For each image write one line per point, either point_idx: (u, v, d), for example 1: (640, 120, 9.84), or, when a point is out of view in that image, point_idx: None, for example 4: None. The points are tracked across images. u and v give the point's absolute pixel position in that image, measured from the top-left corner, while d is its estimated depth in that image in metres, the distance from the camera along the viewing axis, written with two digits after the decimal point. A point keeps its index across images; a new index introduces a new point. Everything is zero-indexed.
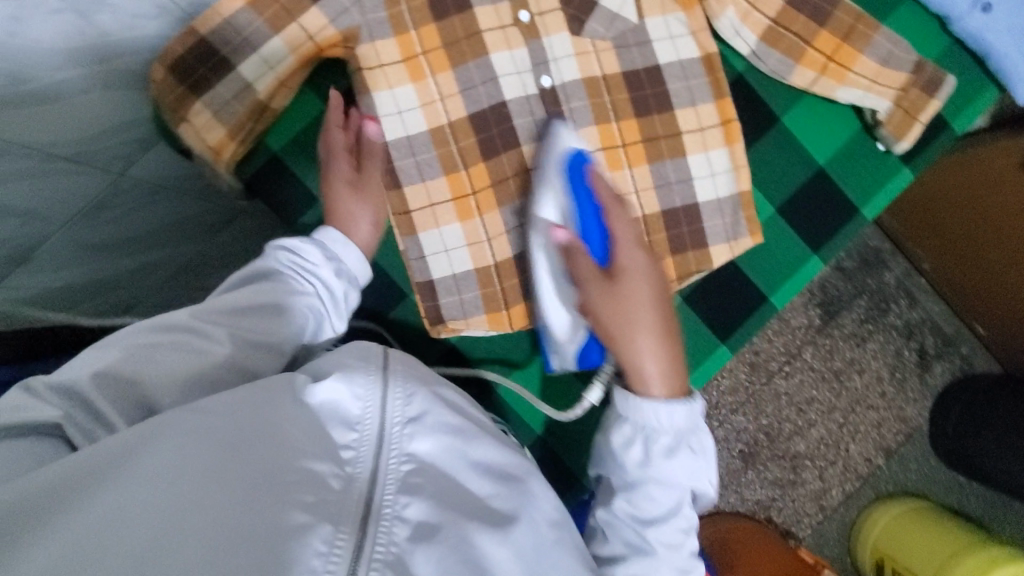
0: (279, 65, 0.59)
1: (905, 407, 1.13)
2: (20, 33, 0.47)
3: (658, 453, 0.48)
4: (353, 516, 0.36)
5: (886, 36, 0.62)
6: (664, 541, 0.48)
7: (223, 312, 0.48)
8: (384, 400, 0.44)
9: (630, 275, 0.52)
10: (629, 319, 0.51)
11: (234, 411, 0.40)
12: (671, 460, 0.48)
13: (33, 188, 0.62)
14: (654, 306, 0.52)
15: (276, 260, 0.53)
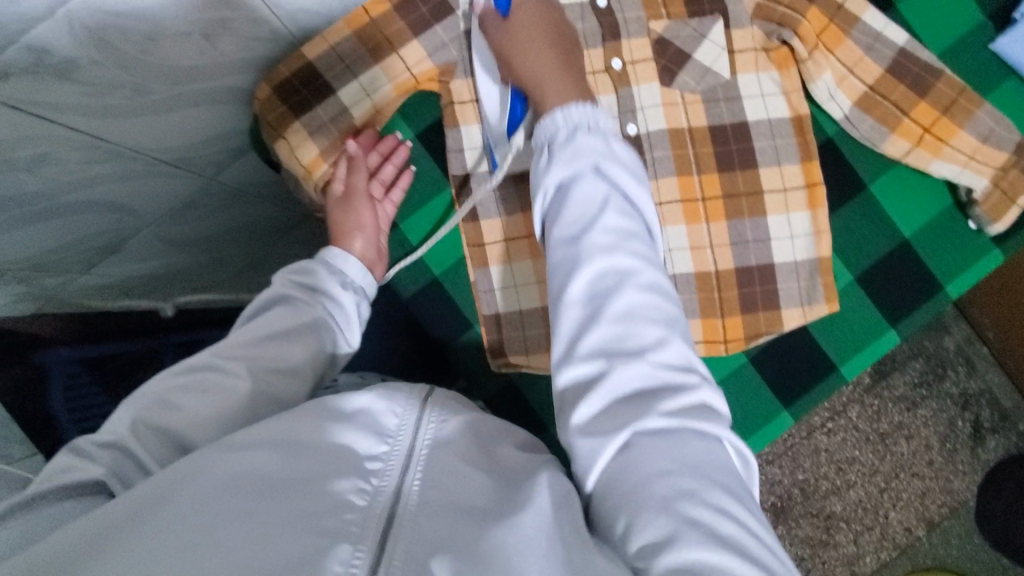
0: (377, 93, 0.62)
1: (952, 480, 1.07)
2: (153, 51, 0.51)
3: (625, 349, 0.39)
4: (374, 534, 0.33)
5: (988, 113, 0.61)
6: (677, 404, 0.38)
7: (241, 345, 0.47)
8: (421, 420, 0.40)
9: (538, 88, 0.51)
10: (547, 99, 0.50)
11: (266, 424, 0.38)
12: (637, 348, 0.39)
13: (134, 187, 0.65)
14: (549, 48, 0.53)
15: (282, 281, 0.52)
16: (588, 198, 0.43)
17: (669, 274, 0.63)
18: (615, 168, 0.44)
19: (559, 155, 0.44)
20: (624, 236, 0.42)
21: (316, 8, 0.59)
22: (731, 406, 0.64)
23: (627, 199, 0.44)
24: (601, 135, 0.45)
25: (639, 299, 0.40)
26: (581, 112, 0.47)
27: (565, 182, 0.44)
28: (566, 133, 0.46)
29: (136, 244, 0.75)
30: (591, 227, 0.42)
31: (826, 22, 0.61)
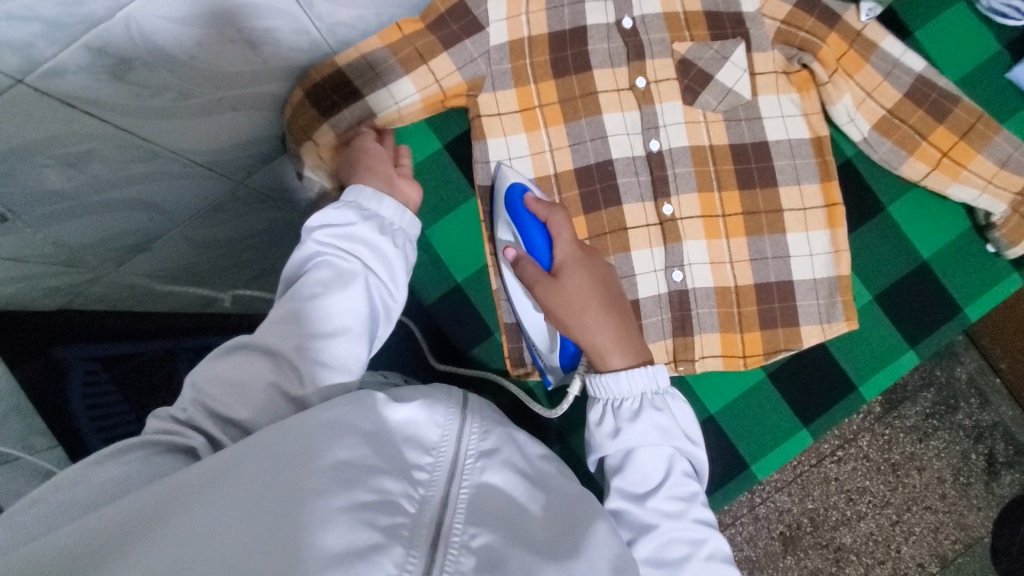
0: (405, 102, 0.64)
1: (967, 514, 1.06)
2: (199, 57, 0.53)
3: (625, 417, 0.49)
4: (425, 539, 0.34)
5: (1006, 139, 0.62)
6: (664, 510, 0.47)
7: (297, 310, 0.45)
8: (461, 432, 0.44)
9: (570, 270, 0.53)
10: (578, 306, 0.52)
11: (311, 414, 0.40)
12: (637, 421, 0.48)
13: (166, 188, 0.67)
14: (597, 293, 0.53)
15: (311, 239, 0.49)
16: (652, 471, 0.48)
17: (689, 288, 0.64)
18: (675, 405, 0.50)
19: (626, 434, 0.48)
20: (674, 475, 0.48)
21: (353, 22, 0.62)
22: (749, 421, 0.64)
23: (689, 465, 0.50)
24: (665, 411, 0.49)
25: (640, 385, 0.49)
26: (644, 378, 0.50)
27: (629, 451, 0.48)
28: (633, 406, 0.49)
29: (165, 244, 0.76)
30: (655, 495, 0.47)
31: (846, 47, 0.62)
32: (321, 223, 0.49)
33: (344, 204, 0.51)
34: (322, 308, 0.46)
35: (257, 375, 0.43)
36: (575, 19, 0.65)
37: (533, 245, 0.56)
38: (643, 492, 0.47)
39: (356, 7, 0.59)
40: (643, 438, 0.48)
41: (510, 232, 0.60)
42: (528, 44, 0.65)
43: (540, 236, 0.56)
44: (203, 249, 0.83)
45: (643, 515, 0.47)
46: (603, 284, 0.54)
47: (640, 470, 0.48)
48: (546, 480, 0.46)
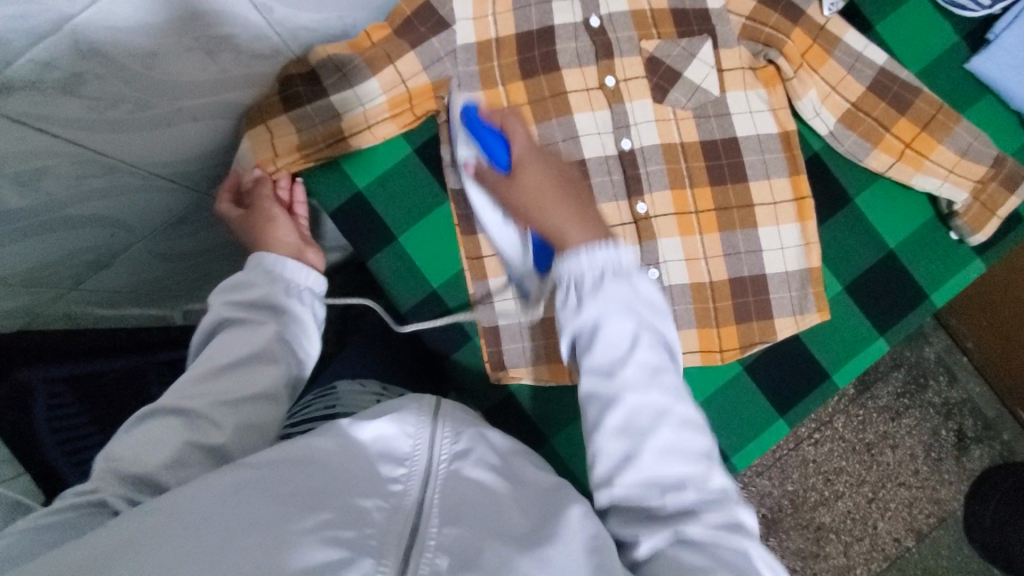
0: (371, 102, 0.63)
1: (939, 489, 1.09)
2: (155, 66, 0.51)
3: (586, 295, 0.45)
4: (395, 548, 0.34)
5: (966, 129, 0.63)
6: (636, 399, 0.43)
7: (203, 376, 0.48)
8: (433, 438, 0.44)
9: (526, 163, 0.52)
10: (538, 194, 0.51)
11: (284, 444, 0.40)
12: (598, 296, 0.44)
13: (127, 202, 0.65)
14: (552, 182, 0.51)
15: (222, 303, 0.53)
16: (619, 340, 0.45)
17: (665, 285, 0.64)
18: (639, 280, 0.46)
19: (589, 308, 0.44)
20: (641, 331, 0.45)
21: (317, 26, 0.60)
22: (727, 415, 0.65)
23: (658, 338, 0.46)
24: (625, 277, 0.45)
25: (597, 263, 0.45)
26: (606, 256, 0.45)
27: (597, 325, 0.45)
28: (594, 280, 0.45)
29: (130, 256, 0.75)
30: (621, 364, 0.44)
31: (809, 43, 0.64)
32: (230, 288, 0.54)
33: (254, 269, 0.55)
34: (227, 373, 0.49)
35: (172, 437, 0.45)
36: (542, 19, 0.64)
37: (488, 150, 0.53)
38: (612, 368, 0.44)
39: (318, 11, 0.58)
40: (608, 311, 0.44)
41: (470, 147, 0.58)
42: (496, 46, 0.64)
43: (495, 140, 0.53)
44: (170, 260, 0.82)
45: (609, 390, 0.44)
46: (565, 199, 0.51)
47: (605, 343, 0.45)
48: (522, 472, 0.46)
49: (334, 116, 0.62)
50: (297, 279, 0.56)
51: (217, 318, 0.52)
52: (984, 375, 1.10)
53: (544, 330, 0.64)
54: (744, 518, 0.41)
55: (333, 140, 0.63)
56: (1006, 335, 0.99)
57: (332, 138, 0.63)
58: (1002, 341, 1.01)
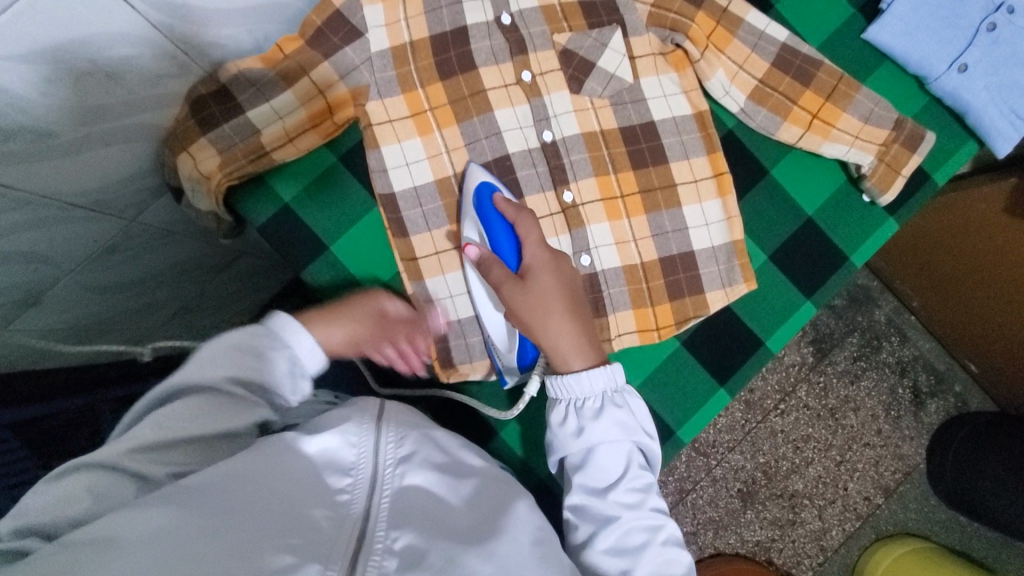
0: (289, 115, 0.62)
1: (901, 445, 1.13)
2: (54, 94, 0.50)
3: (588, 418, 0.53)
4: (343, 552, 0.36)
5: (867, 95, 0.66)
6: (623, 502, 0.52)
7: (161, 443, 0.45)
8: (378, 445, 0.47)
9: (535, 270, 0.56)
10: (544, 310, 0.55)
11: (226, 463, 0.42)
12: (599, 421, 0.53)
13: (48, 235, 0.64)
14: (559, 291, 0.56)
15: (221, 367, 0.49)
16: (610, 465, 0.53)
17: (598, 270, 0.66)
18: (633, 401, 0.55)
19: (591, 432, 0.52)
20: (632, 443, 0.53)
21: (224, 41, 0.60)
22: (671, 390, 0.67)
23: (644, 459, 0.55)
24: (628, 414, 0.54)
25: (598, 387, 0.54)
26: (604, 378, 0.54)
27: (590, 449, 0.53)
28: (595, 405, 0.54)
29: (60, 291, 0.74)
30: (607, 489, 0.52)
31: (714, 25, 0.66)
32: (235, 354, 0.50)
33: (267, 340, 0.51)
34: (211, 442, 0.47)
35: (127, 492, 0.42)
36: (454, 20, 0.65)
37: (498, 244, 0.59)
38: (602, 486, 0.52)
39: (222, 26, 0.58)
40: (604, 435, 0.52)
41: (476, 231, 0.62)
42: (410, 50, 0.65)
43: (505, 236, 0.59)
44: (105, 292, 0.80)
45: (602, 507, 0.52)
46: (557, 282, 0.56)
47: (599, 464, 0.52)
48: (471, 472, 0.50)
49: (253, 132, 0.62)
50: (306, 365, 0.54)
51: (216, 384, 0.48)
52: (930, 330, 1.15)
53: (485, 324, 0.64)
54: (681, 554, 0.52)
55: (254, 156, 0.63)
56: (948, 293, 1.03)
57: (254, 152, 0.62)
58: (942, 299, 1.05)
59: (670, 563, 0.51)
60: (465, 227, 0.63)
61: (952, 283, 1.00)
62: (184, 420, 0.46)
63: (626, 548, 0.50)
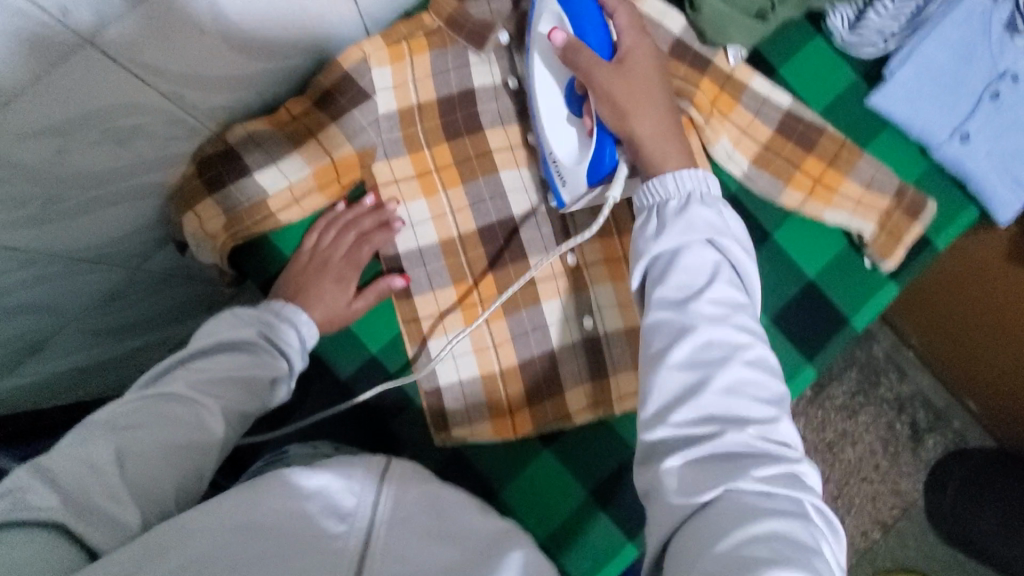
0: (296, 176, 0.64)
1: (899, 480, 1.13)
2: (64, 164, 0.51)
3: (670, 215, 0.51)
4: None
5: (868, 162, 0.67)
6: (707, 316, 0.46)
7: (172, 393, 0.50)
8: (376, 508, 0.42)
9: (632, 58, 0.57)
10: (633, 100, 0.55)
11: (218, 517, 0.39)
12: (682, 215, 0.50)
13: (54, 289, 0.64)
14: (654, 92, 0.56)
15: (232, 327, 0.56)
16: (696, 268, 0.48)
17: (601, 331, 0.65)
18: (727, 216, 0.51)
19: (671, 229, 0.50)
20: (733, 309, 0.47)
21: (235, 104, 0.61)
22: None
23: (739, 282, 0.49)
24: (714, 208, 0.51)
25: (694, 203, 0.50)
26: (692, 180, 0.52)
27: (676, 250, 0.49)
28: (679, 204, 0.51)
29: (62, 340, 0.74)
30: (697, 296, 0.47)
31: (718, 91, 0.68)
32: (248, 319, 0.57)
33: (272, 312, 0.59)
34: (225, 391, 0.52)
35: (148, 435, 0.47)
36: (462, 82, 0.67)
37: (588, 30, 0.57)
38: (687, 296, 0.48)
39: (232, 90, 0.59)
40: (689, 235, 0.49)
41: (552, 23, 0.60)
42: (418, 111, 0.66)
43: (598, 21, 0.57)
44: (107, 337, 0.80)
45: (680, 319, 0.47)
46: (667, 118, 0.56)
47: (685, 261, 0.48)
48: (470, 530, 0.44)
49: (262, 192, 0.63)
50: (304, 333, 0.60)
51: (229, 342, 0.54)
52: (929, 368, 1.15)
53: (486, 385, 0.64)
54: (801, 462, 0.43)
55: (263, 215, 0.63)
56: (948, 334, 1.03)
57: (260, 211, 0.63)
58: (942, 339, 1.06)
59: (787, 478, 0.42)
60: (539, 18, 0.61)
61: (951, 325, 1.01)
62: (201, 375, 0.52)
63: (734, 455, 0.42)
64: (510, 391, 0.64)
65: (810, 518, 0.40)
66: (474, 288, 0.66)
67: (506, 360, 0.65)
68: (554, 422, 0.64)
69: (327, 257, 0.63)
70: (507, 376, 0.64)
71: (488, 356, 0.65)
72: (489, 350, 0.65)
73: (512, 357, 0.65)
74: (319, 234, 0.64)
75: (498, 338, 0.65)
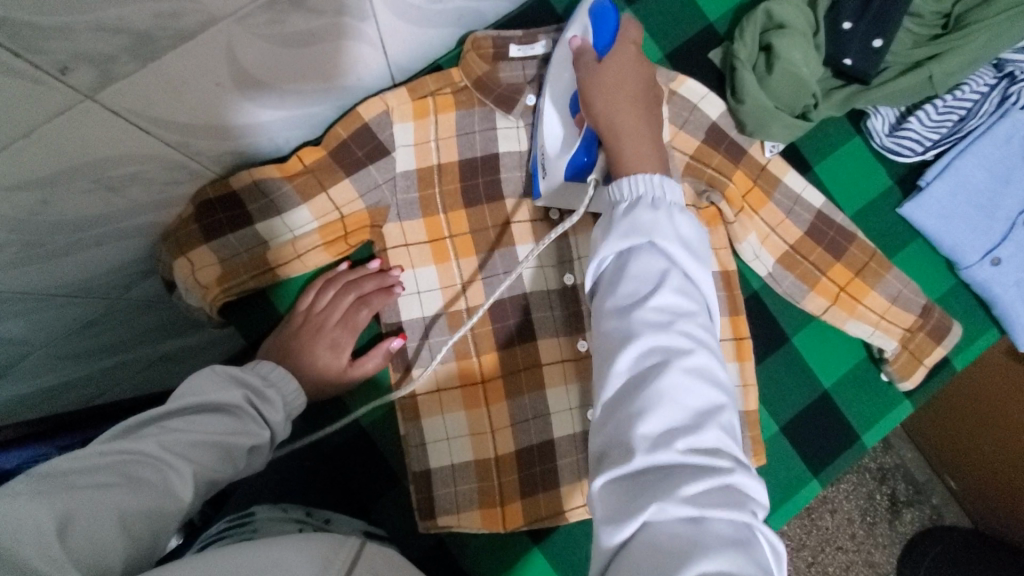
0: (301, 230, 0.60)
1: (873, 553, 1.01)
2: (48, 210, 0.47)
3: (619, 215, 0.41)
4: None
5: (897, 276, 0.65)
6: (659, 312, 0.37)
7: (133, 457, 0.40)
8: None
9: (623, 64, 0.49)
10: (610, 118, 0.47)
11: None
12: (631, 214, 0.40)
13: (25, 321, 0.60)
14: (638, 114, 0.47)
15: (212, 382, 0.47)
16: (646, 276, 0.39)
17: None
18: (681, 214, 0.41)
19: (617, 231, 0.40)
20: (679, 316, 0.38)
21: (243, 149, 0.57)
22: None
23: (692, 284, 0.39)
24: (666, 210, 0.40)
25: (647, 200, 0.41)
26: (646, 181, 0.42)
27: (624, 261, 0.40)
28: (629, 205, 0.41)
29: (25, 369, 0.67)
30: (638, 304, 0.38)
31: (751, 184, 0.64)
32: (231, 378, 0.49)
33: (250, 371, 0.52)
34: (204, 454, 0.42)
35: (108, 497, 0.36)
36: (486, 146, 0.63)
37: (598, 35, 0.51)
38: (631, 306, 0.38)
39: (241, 138, 0.55)
40: (632, 240, 0.39)
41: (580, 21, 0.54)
42: (437, 172, 0.62)
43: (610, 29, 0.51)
44: (77, 362, 0.72)
45: (622, 334, 0.38)
46: (650, 126, 0.47)
47: (633, 252, 0.39)
48: None
49: (263, 245, 0.60)
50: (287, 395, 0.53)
51: (207, 401, 0.45)
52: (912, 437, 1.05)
53: (479, 472, 0.61)
54: (739, 475, 0.34)
55: (261, 269, 0.60)
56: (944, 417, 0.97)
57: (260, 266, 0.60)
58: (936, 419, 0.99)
59: (722, 494, 0.33)
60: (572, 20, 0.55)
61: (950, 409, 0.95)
62: (177, 435, 0.42)
63: (668, 473, 0.34)
64: (503, 480, 0.61)
65: (756, 553, 0.31)
66: (477, 366, 0.62)
67: (503, 447, 0.61)
68: (547, 517, 0.60)
69: (322, 320, 0.59)
70: (501, 464, 0.61)
71: (484, 442, 0.61)
72: (487, 434, 0.61)
73: (509, 445, 0.61)
74: (316, 293, 0.60)
75: (497, 423, 0.61)
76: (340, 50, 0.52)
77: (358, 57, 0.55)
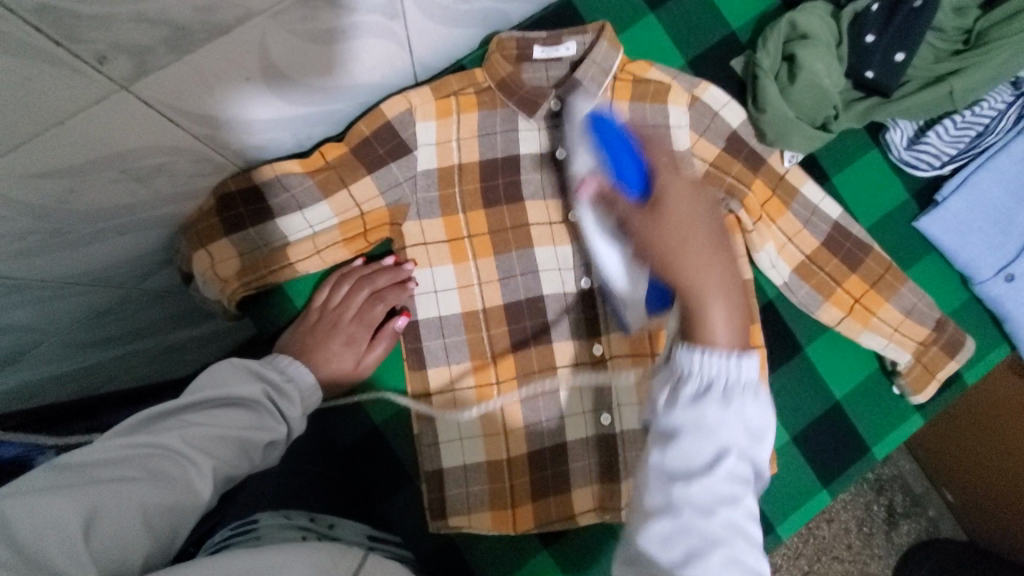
0: (321, 226, 0.60)
1: (869, 564, 1.02)
2: (73, 199, 0.47)
3: (683, 403, 0.36)
4: None
5: (911, 289, 0.65)
6: (704, 529, 0.34)
7: (152, 451, 0.39)
8: None
9: (671, 171, 0.42)
10: (685, 238, 0.40)
11: None
12: (696, 407, 0.36)
13: (39, 308, 0.60)
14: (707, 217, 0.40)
15: (232, 378, 0.46)
16: (701, 462, 0.35)
17: (618, 431, 0.61)
18: (750, 413, 0.36)
19: (678, 422, 0.36)
20: (736, 487, 0.35)
21: (266, 144, 0.57)
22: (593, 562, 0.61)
23: (748, 501, 0.35)
24: (735, 411, 0.36)
25: (713, 368, 0.37)
26: (720, 363, 0.36)
27: (680, 482, 0.35)
28: (696, 389, 0.37)
29: (37, 354, 0.66)
30: (699, 432, 0.35)
31: (770, 193, 0.64)
32: (251, 373, 0.49)
33: (267, 363, 0.52)
34: (223, 450, 0.42)
35: (131, 492, 0.36)
36: (507, 148, 0.63)
37: (622, 171, 0.44)
38: (690, 463, 0.35)
39: (265, 131, 0.55)
40: (698, 385, 0.37)
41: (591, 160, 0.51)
42: (457, 171, 0.62)
43: (630, 157, 0.44)
44: (89, 350, 0.72)
45: (676, 465, 0.35)
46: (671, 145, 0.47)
47: (684, 455, 0.35)
48: None
49: (281, 239, 0.59)
50: (303, 389, 0.52)
51: (226, 398, 0.45)
52: (912, 449, 1.05)
53: (490, 472, 0.61)
54: None
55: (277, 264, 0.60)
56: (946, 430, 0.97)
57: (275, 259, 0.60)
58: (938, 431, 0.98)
59: None
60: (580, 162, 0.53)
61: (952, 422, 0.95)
62: (198, 430, 0.42)
63: None
64: (515, 482, 0.61)
65: None
66: (492, 367, 0.62)
67: (515, 449, 0.61)
68: (556, 520, 0.61)
69: (338, 315, 0.59)
70: (513, 465, 0.61)
71: (497, 442, 0.61)
72: (499, 436, 0.61)
73: (522, 447, 0.61)
74: (332, 288, 0.61)
75: (510, 424, 0.61)
76: (369, 47, 0.52)
77: (385, 55, 0.55)
